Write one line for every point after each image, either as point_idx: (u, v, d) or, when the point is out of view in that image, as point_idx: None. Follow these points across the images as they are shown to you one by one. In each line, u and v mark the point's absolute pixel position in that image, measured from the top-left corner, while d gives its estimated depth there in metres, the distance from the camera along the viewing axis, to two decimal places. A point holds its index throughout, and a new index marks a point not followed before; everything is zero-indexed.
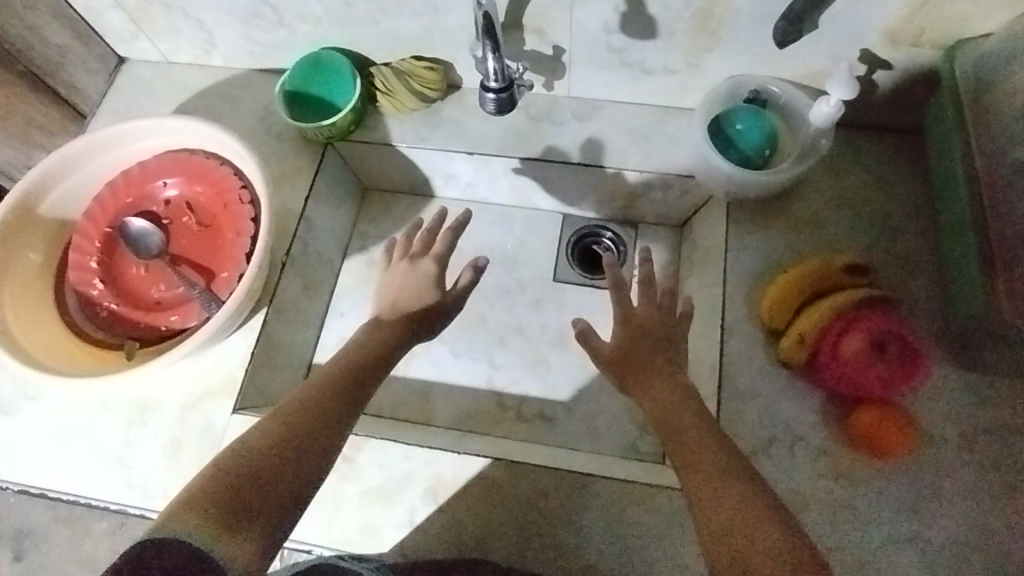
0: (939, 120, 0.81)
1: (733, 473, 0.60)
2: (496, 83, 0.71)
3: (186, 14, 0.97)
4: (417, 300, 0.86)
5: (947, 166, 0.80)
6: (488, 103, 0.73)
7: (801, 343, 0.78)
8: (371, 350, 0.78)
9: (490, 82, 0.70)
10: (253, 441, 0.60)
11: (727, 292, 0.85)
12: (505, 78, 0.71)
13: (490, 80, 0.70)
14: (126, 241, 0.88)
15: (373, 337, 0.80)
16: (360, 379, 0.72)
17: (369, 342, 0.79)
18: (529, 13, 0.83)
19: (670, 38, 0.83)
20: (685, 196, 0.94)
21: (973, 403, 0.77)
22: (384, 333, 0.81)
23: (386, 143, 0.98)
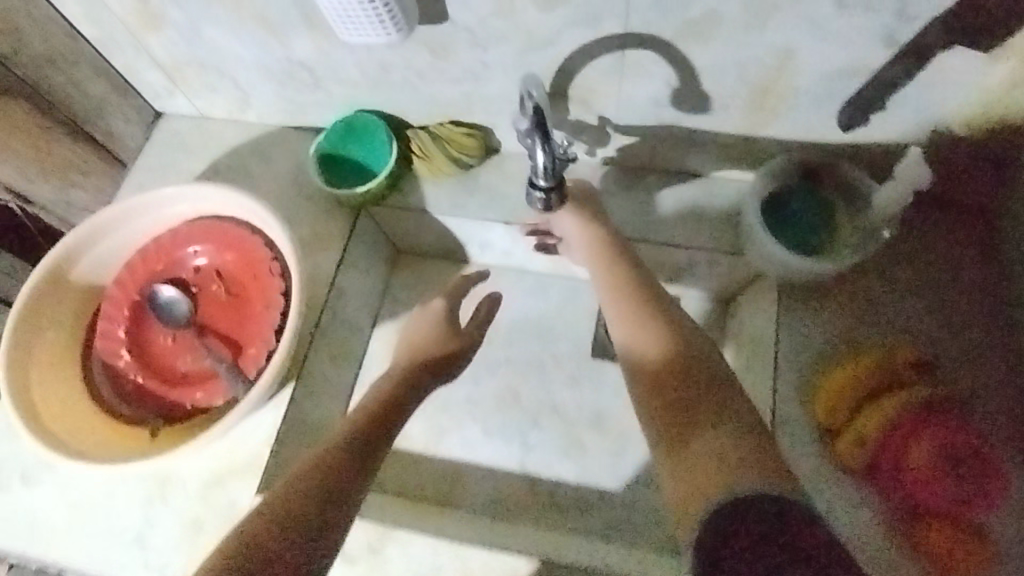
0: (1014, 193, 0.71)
1: (726, 419, 0.61)
2: (544, 181, 0.67)
3: (223, 74, 0.96)
4: (434, 350, 0.80)
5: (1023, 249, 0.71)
6: (535, 199, 0.69)
7: (861, 445, 0.72)
8: (374, 409, 0.71)
9: (538, 179, 0.67)
10: (251, 527, 0.57)
11: (779, 383, 0.79)
12: (555, 176, 0.67)
13: (538, 178, 0.67)
14: (155, 310, 0.86)
15: (379, 393, 0.74)
16: (365, 449, 0.66)
17: (373, 402, 0.72)
18: (575, 85, 0.79)
19: (724, 112, 0.79)
20: (731, 272, 0.90)
21: None
22: (392, 387, 0.75)
23: (421, 208, 0.95)
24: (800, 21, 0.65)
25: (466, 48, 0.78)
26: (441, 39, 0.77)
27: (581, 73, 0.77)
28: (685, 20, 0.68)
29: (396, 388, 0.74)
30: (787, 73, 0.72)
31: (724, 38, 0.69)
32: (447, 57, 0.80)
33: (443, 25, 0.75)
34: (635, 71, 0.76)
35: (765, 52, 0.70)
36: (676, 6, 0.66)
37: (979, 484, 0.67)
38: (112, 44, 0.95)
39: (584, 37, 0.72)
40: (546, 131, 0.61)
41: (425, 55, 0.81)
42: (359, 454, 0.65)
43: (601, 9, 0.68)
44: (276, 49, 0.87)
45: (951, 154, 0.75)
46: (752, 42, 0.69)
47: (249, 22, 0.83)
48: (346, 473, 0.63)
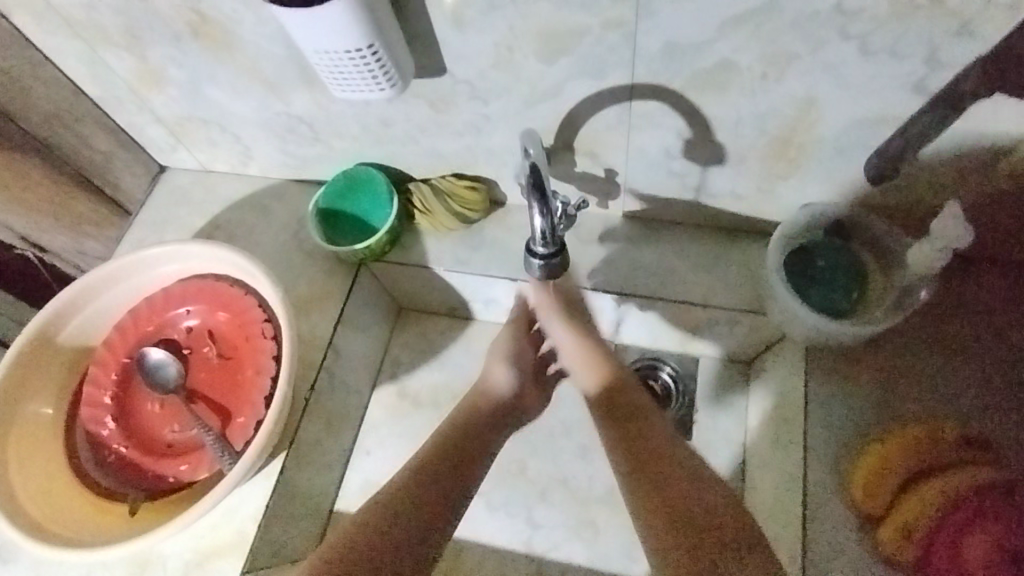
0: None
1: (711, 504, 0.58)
2: (544, 248, 0.61)
3: (224, 129, 0.94)
4: (493, 393, 0.73)
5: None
6: (533, 269, 0.63)
7: (907, 538, 0.65)
8: (415, 483, 0.61)
9: (537, 245, 0.61)
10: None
11: (809, 459, 0.73)
12: (555, 242, 0.61)
13: (537, 244, 0.61)
14: (142, 374, 0.82)
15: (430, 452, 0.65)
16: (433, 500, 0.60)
17: (419, 470, 0.63)
18: (581, 136, 0.75)
19: (741, 164, 0.74)
20: (753, 332, 0.83)
21: None
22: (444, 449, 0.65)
23: (423, 265, 0.91)
24: (821, 69, 0.60)
25: (467, 101, 0.74)
26: (442, 93, 0.74)
27: (587, 124, 0.73)
28: (696, 70, 0.63)
29: (453, 449, 0.65)
30: (811, 124, 0.67)
31: (740, 88, 0.64)
32: (448, 111, 0.77)
33: (442, 79, 0.72)
34: (645, 122, 0.71)
35: (785, 103, 0.65)
36: (686, 56, 0.62)
37: None
38: (115, 101, 0.93)
39: (589, 89, 0.69)
40: (543, 190, 0.56)
41: (425, 109, 0.77)
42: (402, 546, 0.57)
43: (606, 61, 0.65)
44: (275, 104, 0.85)
45: (989, 207, 0.68)
46: (770, 92, 0.64)
47: (247, 76, 0.81)
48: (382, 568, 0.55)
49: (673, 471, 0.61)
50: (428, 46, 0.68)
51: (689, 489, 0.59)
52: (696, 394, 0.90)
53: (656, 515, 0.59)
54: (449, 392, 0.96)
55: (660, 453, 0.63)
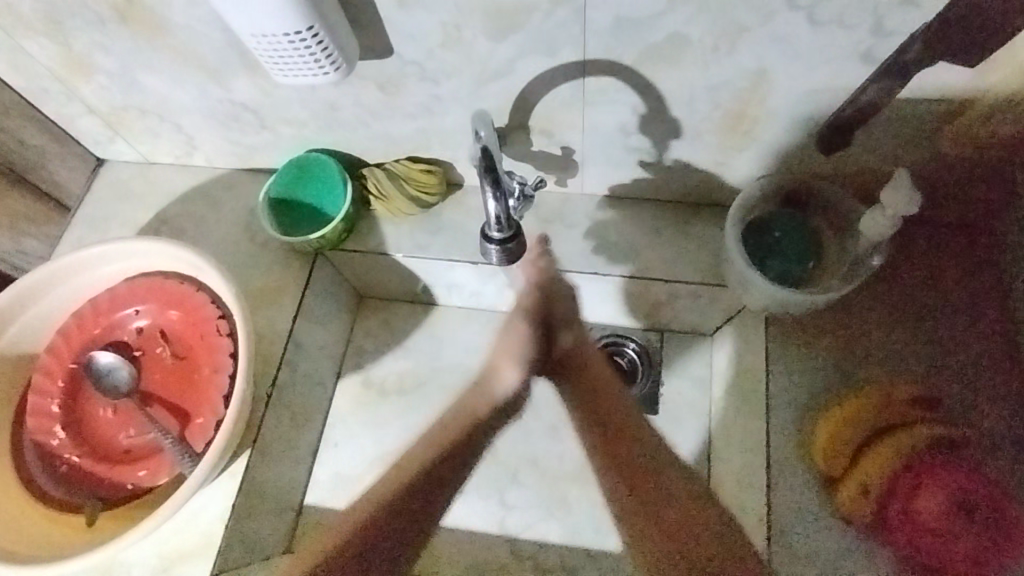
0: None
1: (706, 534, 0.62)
2: (499, 232, 0.60)
3: (163, 118, 0.89)
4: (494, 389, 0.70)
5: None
6: (490, 255, 0.62)
7: (864, 495, 0.68)
8: (394, 490, 0.65)
9: (492, 229, 0.59)
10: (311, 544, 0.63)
11: (771, 426, 0.74)
12: (511, 226, 0.60)
13: (492, 229, 0.60)
14: (92, 379, 0.79)
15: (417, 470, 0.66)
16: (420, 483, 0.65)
17: (398, 483, 0.66)
18: (536, 114, 0.73)
19: (697, 138, 0.74)
20: (714, 305, 0.84)
21: None
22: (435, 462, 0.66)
23: (382, 252, 0.89)
24: (772, 41, 0.60)
25: (417, 82, 0.72)
26: (390, 75, 0.72)
27: (542, 102, 0.72)
28: (648, 44, 0.62)
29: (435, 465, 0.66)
30: (763, 96, 0.67)
31: (693, 62, 0.64)
32: (399, 93, 0.74)
33: (390, 60, 0.69)
34: (600, 98, 0.70)
35: (737, 75, 0.65)
36: (638, 30, 0.61)
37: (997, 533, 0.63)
38: (42, 92, 0.88)
39: (541, 67, 0.67)
40: (496, 173, 0.55)
41: (374, 92, 0.75)
42: (373, 543, 0.62)
43: (557, 37, 0.63)
44: (216, 91, 0.81)
45: (937, 174, 0.70)
46: (723, 65, 0.64)
47: (183, 62, 0.77)
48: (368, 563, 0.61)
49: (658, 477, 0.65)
50: (373, 26, 0.65)
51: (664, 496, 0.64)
52: (662, 368, 0.91)
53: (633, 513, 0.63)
54: (416, 379, 0.95)
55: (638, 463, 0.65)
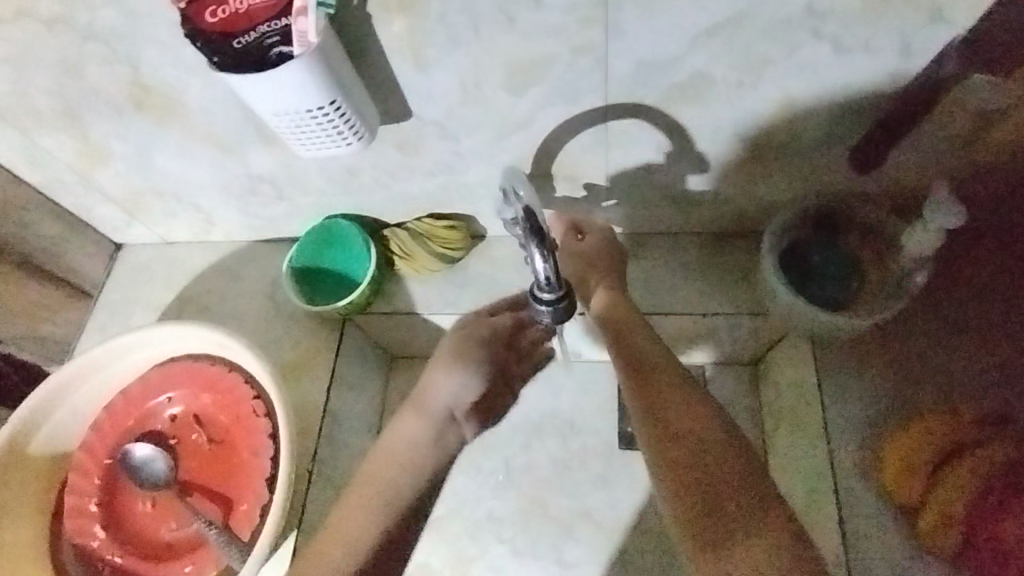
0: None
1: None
2: (549, 292, 0.57)
3: (180, 198, 0.89)
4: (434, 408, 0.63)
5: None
6: (541, 316, 0.59)
7: (947, 525, 0.65)
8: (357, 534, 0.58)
9: (542, 291, 0.56)
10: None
11: (833, 454, 0.73)
12: (562, 285, 0.57)
13: (541, 290, 0.57)
14: (129, 473, 0.77)
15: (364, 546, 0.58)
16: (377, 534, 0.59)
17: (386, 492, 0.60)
18: (559, 162, 0.73)
19: (722, 169, 0.73)
20: (757, 334, 0.82)
21: None
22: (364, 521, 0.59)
23: (410, 311, 0.87)
24: (796, 69, 0.59)
25: (437, 141, 0.72)
26: (409, 137, 0.71)
27: (563, 150, 0.71)
28: (670, 85, 0.62)
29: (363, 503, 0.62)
30: (790, 121, 0.66)
31: (716, 97, 0.63)
32: (418, 153, 0.74)
33: (408, 123, 0.69)
34: (620, 141, 0.69)
35: (761, 106, 0.64)
36: (660, 72, 0.60)
37: None
38: (56, 185, 0.87)
39: (562, 116, 0.66)
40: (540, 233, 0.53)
41: (393, 155, 0.74)
42: None
43: (577, 87, 0.63)
44: (232, 167, 0.81)
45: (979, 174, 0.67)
46: (748, 97, 0.63)
47: (199, 142, 0.77)
48: None
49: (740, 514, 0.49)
50: (390, 92, 0.65)
51: (719, 486, 0.50)
52: None
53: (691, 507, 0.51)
54: None
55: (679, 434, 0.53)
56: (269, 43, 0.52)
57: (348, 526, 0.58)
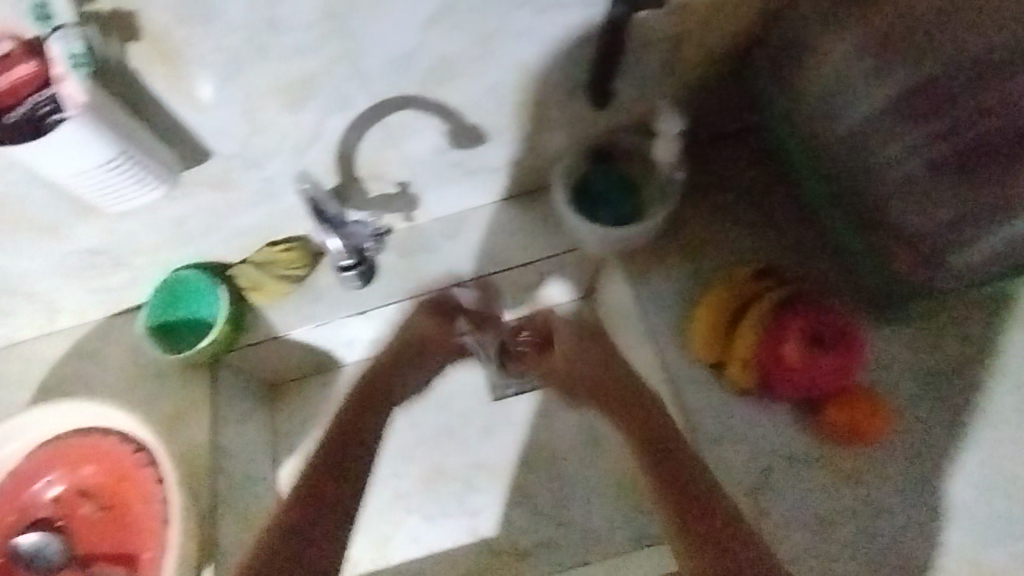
0: (825, 80, 0.77)
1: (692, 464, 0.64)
2: (350, 261, 0.86)
3: (15, 292, 0.89)
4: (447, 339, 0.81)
5: (805, 148, 0.81)
6: (351, 278, 0.88)
7: (747, 368, 0.78)
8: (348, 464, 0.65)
9: (344, 262, 0.86)
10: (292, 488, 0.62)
11: (658, 342, 0.84)
12: (359, 256, 0.87)
13: (343, 261, 0.86)
14: (23, 564, 0.77)
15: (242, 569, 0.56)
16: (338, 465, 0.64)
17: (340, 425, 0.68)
18: (360, 163, 0.83)
19: (500, 136, 0.85)
20: (579, 269, 0.95)
21: (903, 347, 0.82)
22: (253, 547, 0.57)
23: (275, 335, 0.94)
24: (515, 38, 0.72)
25: (245, 172, 0.79)
26: (218, 174, 0.78)
27: (359, 151, 0.81)
28: (420, 74, 0.72)
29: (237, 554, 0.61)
30: (535, 82, 0.78)
31: (463, 75, 0.74)
32: (232, 187, 0.81)
33: (211, 161, 0.76)
34: (403, 131, 0.80)
35: (504, 74, 0.76)
36: (406, 65, 0.71)
37: (846, 356, 0.76)
38: None
39: (344, 121, 0.76)
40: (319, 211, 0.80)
41: (210, 194, 0.81)
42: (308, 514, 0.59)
43: (345, 94, 0.73)
44: (59, 247, 0.83)
45: (701, 97, 0.85)
46: (489, 69, 0.75)
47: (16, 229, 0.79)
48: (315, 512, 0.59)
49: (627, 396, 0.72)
50: (183, 137, 0.71)
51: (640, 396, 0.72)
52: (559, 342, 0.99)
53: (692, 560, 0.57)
54: None
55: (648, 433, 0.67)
56: (45, 112, 0.58)
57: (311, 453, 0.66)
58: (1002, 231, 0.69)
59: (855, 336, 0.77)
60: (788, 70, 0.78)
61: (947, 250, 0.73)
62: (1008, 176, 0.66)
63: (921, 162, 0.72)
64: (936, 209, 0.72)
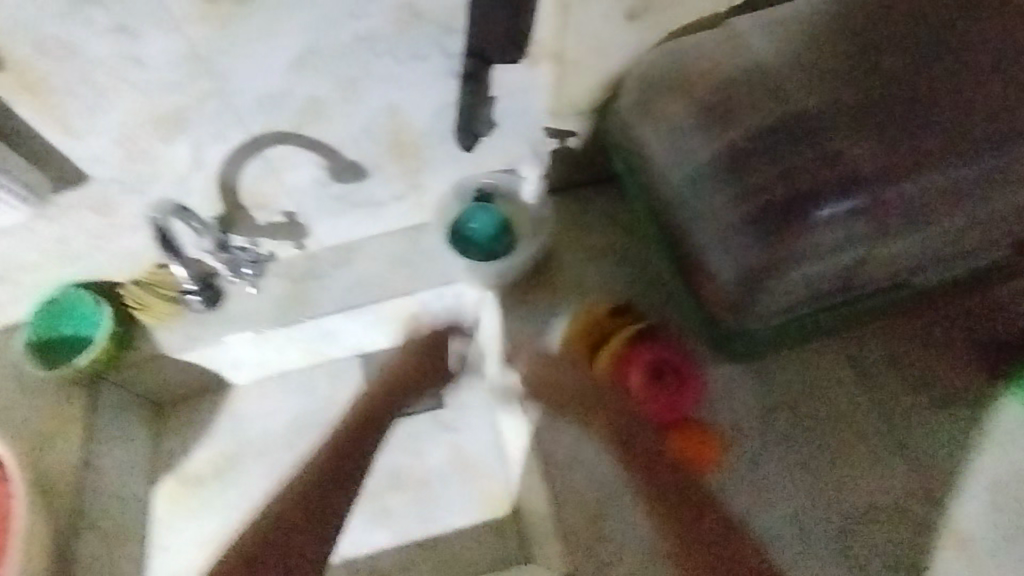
0: (663, 120, 0.80)
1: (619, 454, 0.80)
2: (195, 285, 0.91)
3: None
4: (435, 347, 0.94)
5: (641, 184, 0.85)
6: (195, 300, 0.93)
7: (595, 399, 0.82)
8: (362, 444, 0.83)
9: (188, 286, 0.91)
10: (299, 480, 0.78)
11: (519, 373, 0.90)
12: (205, 282, 0.92)
13: (188, 285, 0.90)
14: None
15: (252, 545, 0.73)
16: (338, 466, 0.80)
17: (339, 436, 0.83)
18: (244, 193, 0.87)
19: (382, 172, 0.90)
20: (459, 299, 0.98)
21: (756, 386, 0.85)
22: (279, 523, 0.74)
23: (160, 355, 0.95)
24: (382, 84, 0.77)
25: (127, 197, 0.82)
26: (99, 198, 0.81)
27: (240, 182, 0.86)
28: (291, 113, 0.77)
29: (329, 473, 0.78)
30: (406, 124, 0.84)
31: (334, 115, 0.79)
32: (115, 211, 0.84)
33: (90, 185, 0.79)
34: (283, 165, 0.85)
35: (376, 116, 0.81)
36: (276, 103, 0.75)
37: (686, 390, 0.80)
38: None
39: (222, 152, 0.80)
40: (168, 244, 0.84)
41: (94, 217, 0.84)
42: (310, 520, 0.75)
43: (219, 129, 0.77)
44: None
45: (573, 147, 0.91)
46: (359, 111, 0.80)
47: None
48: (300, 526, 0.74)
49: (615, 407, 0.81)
50: (59, 161, 0.75)
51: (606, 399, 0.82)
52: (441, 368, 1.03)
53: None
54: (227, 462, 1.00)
55: (682, 470, 0.78)
56: None
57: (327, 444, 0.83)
58: (806, 270, 0.75)
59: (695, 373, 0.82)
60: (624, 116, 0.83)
61: (756, 296, 0.77)
62: (802, 227, 0.73)
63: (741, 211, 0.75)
64: (752, 248, 0.75)
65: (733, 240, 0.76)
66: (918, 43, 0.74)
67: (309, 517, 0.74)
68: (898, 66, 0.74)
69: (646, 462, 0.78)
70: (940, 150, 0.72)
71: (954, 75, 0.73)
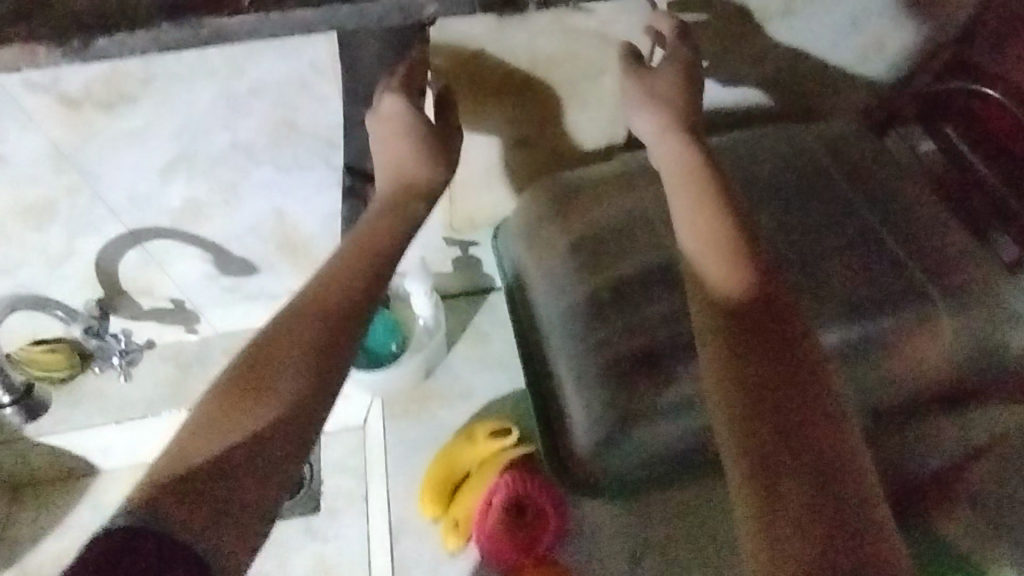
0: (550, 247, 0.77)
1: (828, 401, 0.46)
2: (9, 397, 0.83)
3: None
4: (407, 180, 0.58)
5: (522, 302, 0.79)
6: (14, 414, 0.84)
7: (458, 532, 0.80)
8: (310, 356, 0.50)
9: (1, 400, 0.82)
10: (228, 397, 0.49)
11: (389, 488, 0.86)
12: (19, 391, 0.83)
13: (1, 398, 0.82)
14: None
15: (272, 414, 0.48)
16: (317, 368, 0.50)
17: (298, 337, 0.51)
18: (125, 281, 0.85)
19: (273, 268, 0.88)
20: (349, 401, 0.94)
21: (629, 528, 0.80)
22: (291, 357, 0.50)
23: (22, 437, 0.92)
24: (265, 189, 0.76)
25: None
26: None
27: (120, 270, 0.83)
28: (168, 209, 0.76)
29: (348, 299, 0.53)
30: (294, 225, 0.82)
31: (214, 215, 0.78)
32: None
33: None
34: (166, 257, 0.83)
35: (260, 217, 0.80)
36: (151, 201, 0.74)
37: (542, 532, 0.77)
38: None
39: (96, 242, 0.78)
40: None
41: None
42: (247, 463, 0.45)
43: (91, 220, 0.75)
44: None
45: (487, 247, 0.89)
46: (242, 211, 0.79)
47: None
48: (243, 466, 0.45)
49: (781, 309, 0.50)
50: None
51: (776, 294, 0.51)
52: (321, 469, 0.96)
53: (745, 488, 0.43)
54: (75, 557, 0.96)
55: (806, 356, 0.49)
56: None
57: (281, 351, 0.51)
58: (666, 427, 0.70)
59: (554, 515, 0.78)
60: (510, 238, 0.81)
61: (617, 445, 0.71)
62: (657, 380, 0.70)
63: (602, 356, 0.72)
64: (596, 393, 0.71)
65: (595, 390, 0.71)
66: (787, 197, 0.77)
67: (265, 387, 0.49)
68: (766, 226, 0.75)
69: (774, 349, 0.48)
70: (814, 307, 0.71)
71: (826, 228, 0.75)
